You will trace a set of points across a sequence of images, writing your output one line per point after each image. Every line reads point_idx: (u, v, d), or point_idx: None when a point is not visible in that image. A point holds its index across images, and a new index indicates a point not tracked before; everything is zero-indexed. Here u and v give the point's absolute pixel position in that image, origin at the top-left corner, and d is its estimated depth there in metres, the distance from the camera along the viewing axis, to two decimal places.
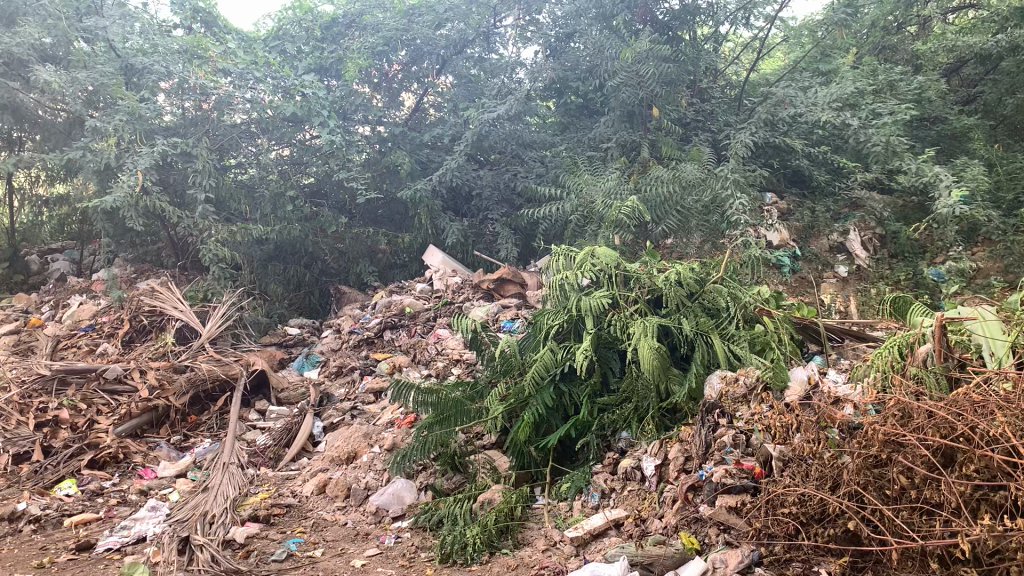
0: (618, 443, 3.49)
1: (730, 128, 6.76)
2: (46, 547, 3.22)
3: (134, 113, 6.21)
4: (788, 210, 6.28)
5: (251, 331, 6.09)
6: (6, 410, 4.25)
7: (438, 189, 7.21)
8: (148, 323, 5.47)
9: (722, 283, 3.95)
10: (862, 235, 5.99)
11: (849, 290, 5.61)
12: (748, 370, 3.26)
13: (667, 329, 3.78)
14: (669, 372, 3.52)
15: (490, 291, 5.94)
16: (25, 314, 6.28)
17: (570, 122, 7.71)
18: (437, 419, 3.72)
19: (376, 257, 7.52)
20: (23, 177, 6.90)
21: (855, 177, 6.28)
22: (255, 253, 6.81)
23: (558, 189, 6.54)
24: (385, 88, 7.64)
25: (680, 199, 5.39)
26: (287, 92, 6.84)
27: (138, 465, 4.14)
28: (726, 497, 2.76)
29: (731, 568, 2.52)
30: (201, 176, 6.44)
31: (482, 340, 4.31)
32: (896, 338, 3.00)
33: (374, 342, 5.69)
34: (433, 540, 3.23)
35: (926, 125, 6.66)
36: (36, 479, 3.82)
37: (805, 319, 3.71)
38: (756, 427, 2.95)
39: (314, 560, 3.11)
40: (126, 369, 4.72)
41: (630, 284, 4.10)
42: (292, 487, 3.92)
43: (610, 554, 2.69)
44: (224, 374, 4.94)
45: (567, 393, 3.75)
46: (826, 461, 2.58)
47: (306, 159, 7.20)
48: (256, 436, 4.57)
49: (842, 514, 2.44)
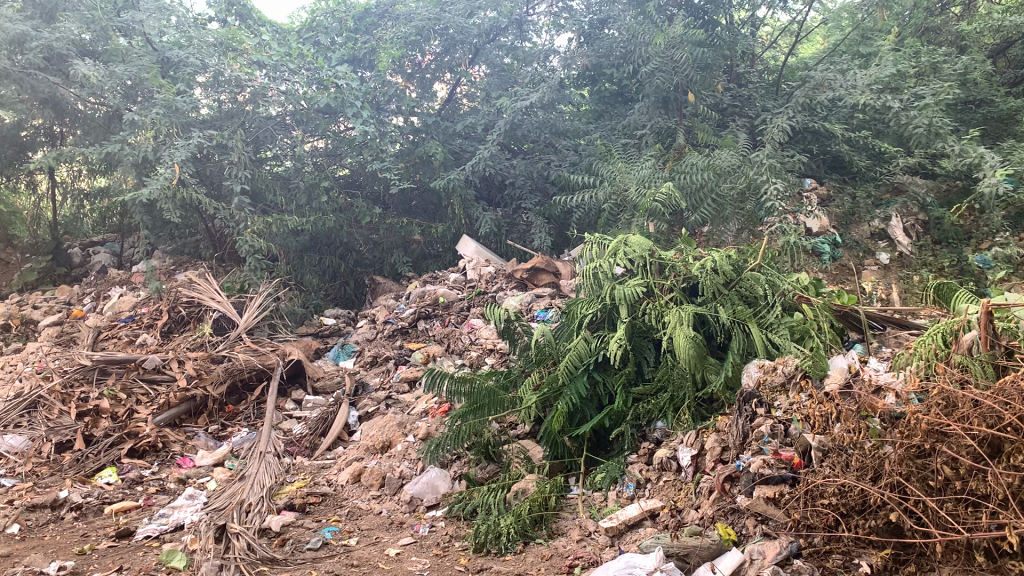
0: (654, 433, 3.45)
1: (767, 113, 6.61)
2: (88, 534, 3.28)
3: (170, 106, 6.27)
4: (827, 196, 6.20)
5: (288, 321, 6.15)
6: (49, 400, 4.33)
7: (472, 179, 7.19)
8: (186, 314, 5.54)
9: (760, 271, 3.86)
10: (904, 222, 5.85)
11: (891, 278, 5.48)
12: (787, 359, 3.19)
13: (704, 317, 3.73)
14: (705, 361, 3.46)
15: (524, 281, 5.91)
16: (68, 306, 6.40)
17: (605, 110, 7.65)
18: (471, 408, 3.71)
19: (410, 248, 7.53)
20: (65, 171, 7.02)
21: (897, 162, 6.16)
22: (291, 244, 6.87)
23: (592, 178, 6.47)
24: (418, 79, 7.61)
25: (715, 186, 5.35)
26: (322, 84, 6.87)
27: (177, 453, 4.19)
28: (764, 488, 2.70)
29: (770, 560, 2.48)
30: (238, 168, 6.50)
31: (515, 330, 4.30)
32: (940, 325, 2.91)
33: (409, 332, 5.71)
34: (467, 529, 3.23)
35: (971, 108, 6.46)
36: (78, 468, 3.89)
37: (845, 307, 3.62)
38: (795, 417, 2.88)
39: (350, 549, 3.13)
40: (164, 359, 4.78)
41: (665, 272, 4.04)
42: (328, 476, 3.94)
43: (645, 545, 2.66)
44: (261, 363, 4.99)
45: (601, 382, 3.70)
46: (867, 451, 2.53)
47: (341, 151, 7.20)
48: (293, 425, 4.61)
49: (885, 505, 2.40)
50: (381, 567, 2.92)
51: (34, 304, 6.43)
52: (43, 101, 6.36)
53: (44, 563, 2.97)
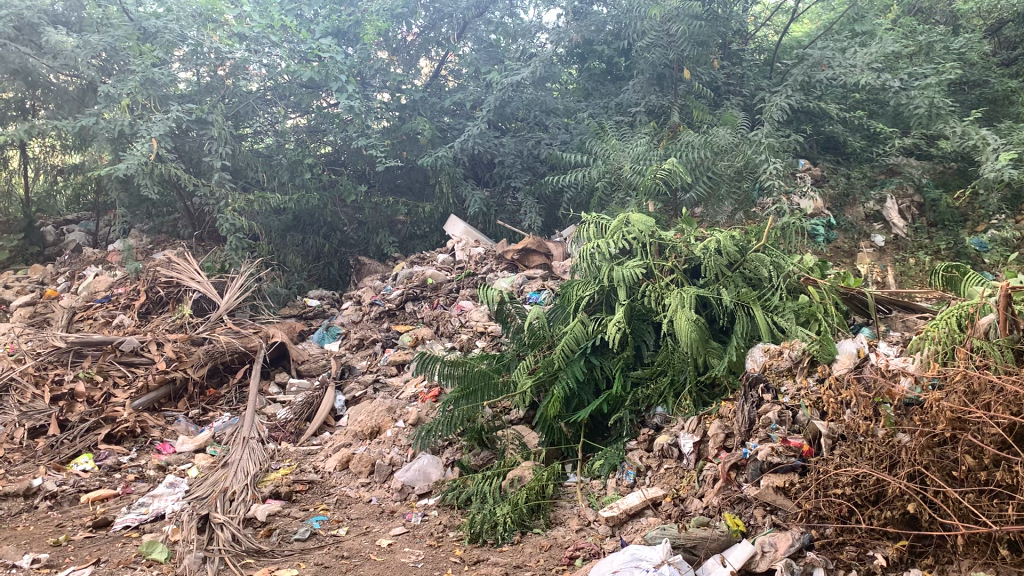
0: (653, 418, 3.33)
1: (763, 91, 6.53)
2: (63, 525, 3.13)
3: (148, 78, 6.07)
4: (822, 176, 6.13)
5: (270, 303, 5.98)
6: (22, 382, 4.15)
7: (460, 156, 7.03)
8: (165, 295, 5.35)
9: (764, 252, 3.77)
10: (900, 204, 5.76)
11: (886, 260, 5.39)
12: (793, 343, 3.08)
13: (706, 300, 3.63)
14: (708, 344, 3.36)
15: (515, 262, 5.77)
16: (42, 286, 6.18)
17: (594, 88, 7.45)
18: (463, 392, 3.58)
19: (395, 228, 7.37)
20: (38, 145, 6.79)
21: (892, 142, 6.06)
22: (273, 223, 6.70)
23: (584, 156, 6.33)
24: (402, 56, 7.43)
25: (711, 164, 5.19)
26: (305, 56, 6.61)
27: (156, 439, 4.03)
28: (773, 477, 2.59)
29: (782, 553, 2.37)
30: (218, 144, 6.30)
31: (507, 312, 4.16)
32: (953, 308, 2.80)
33: (396, 314, 5.56)
34: (461, 519, 3.11)
35: (966, 90, 6.35)
36: (52, 454, 3.73)
37: (852, 289, 3.50)
38: (803, 402, 2.79)
39: (339, 540, 3.00)
40: (143, 341, 4.59)
41: (665, 252, 3.92)
42: (314, 463, 3.80)
43: (650, 537, 2.54)
44: (243, 346, 4.83)
45: (598, 367, 3.58)
46: (880, 438, 2.44)
47: (324, 127, 6.99)
48: (277, 410, 4.47)
49: (902, 496, 2.30)
50: (373, 559, 2.79)
51: (6, 284, 6.21)
52: (13, 72, 6.08)
53: (17, 556, 2.83)
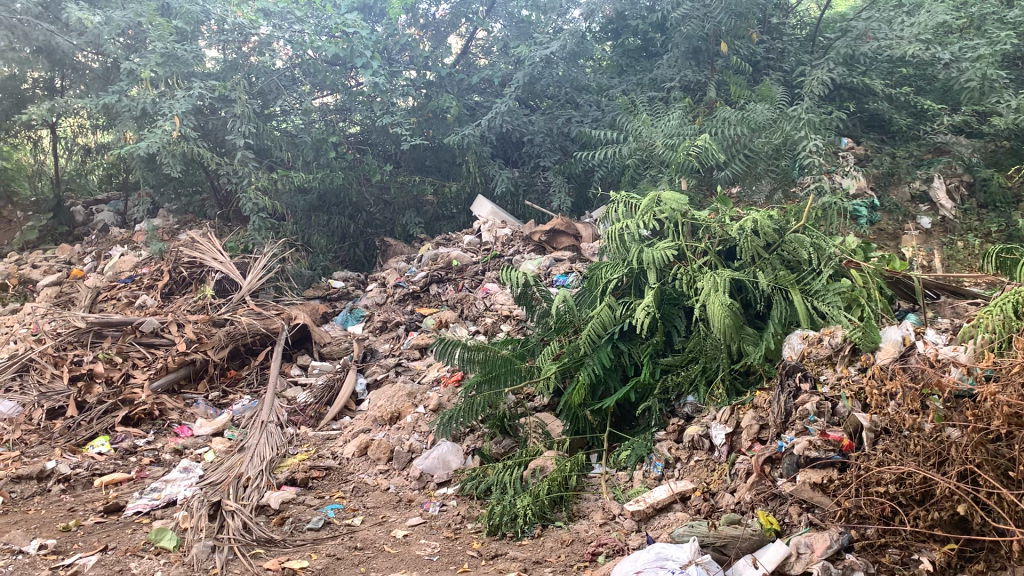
0: (683, 408, 3.17)
1: (805, 66, 6.30)
2: (74, 509, 3.06)
3: (170, 55, 5.99)
4: (865, 156, 5.88)
5: (294, 284, 5.91)
6: (41, 363, 4.12)
7: (487, 135, 6.86)
8: (188, 275, 5.30)
9: (804, 232, 3.56)
10: (948, 183, 5.51)
11: (933, 243, 5.15)
12: (834, 330, 2.91)
13: (741, 283, 3.43)
14: (743, 331, 3.18)
15: (542, 244, 5.61)
16: (69, 265, 6.17)
17: (628, 65, 7.19)
18: (486, 378, 3.43)
19: (423, 208, 7.25)
20: (68, 124, 6.80)
21: (941, 119, 5.79)
22: (299, 203, 6.62)
23: (617, 133, 6.15)
24: (432, 32, 7.23)
25: (749, 141, 5.07)
26: (330, 32, 6.50)
27: (175, 422, 3.97)
28: (809, 473, 2.42)
29: (818, 555, 2.20)
30: (241, 122, 6.20)
31: (532, 295, 3.99)
32: (1008, 293, 2.60)
33: (420, 296, 5.44)
34: (481, 509, 2.99)
35: (1021, 65, 5.88)
36: (68, 436, 3.67)
37: (897, 273, 3.29)
38: (843, 393, 2.62)
39: (353, 529, 2.88)
40: (163, 322, 4.53)
41: (699, 233, 3.73)
42: (333, 449, 3.70)
43: (677, 534, 2.39)
44: (265, 328, 4.74)
45: (626, 353, 3.42)
46: (927, 434, 2.25)
47: (351, 106, 6.89)
48: (297, 393, 4.38)
49: (951, 496, 2.12)
50: (387, 551, 2.67)
51: (33, 264, 6.20)
52: (38, 50, 6.15)
53: (24, 541, 2.75)
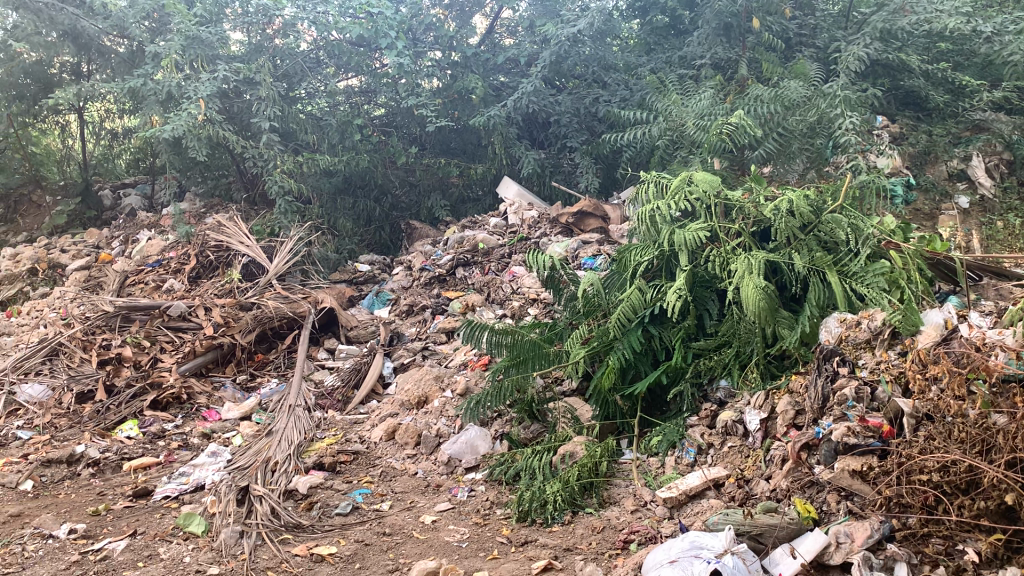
0: (716, 393, 3.10)
1: (840, 41, 6.16)
2: (103, 493, 3.06)
3: (193, 37, 5.94)
4: (901, 134, 5.74)
5: (320, 267, 5.89)
6: (70, 347, 4.14)
7: (514, 115, 6.77)
8: (215, 259, 5.30)
9: (841, 213, 3.46)
10: (987, 161, 5.36)
11: (971, 223, 5.02)
12: (873, 313, 2.83)
13: (776, 265, 3.36)
14: (778, 314, 3.09)
15: (569, 226, 5.53)
16: (97, 250, 6.19)
17: (656, 43, 7.10)
18: (513, 362, 3.42)
19: (448, 191, 7.19)
20: (95, 108, 6.83)
21: (980, 95, 5.63)
22: (324, 186, 6.59)
23: (645, 113, 6.04)
24: (456, 11, 7.15)
25: (782, 119, 4.93)
26: (354, 13, 6.46)
27: (202, 406, 3.97)
28: (849, 460, 2.34)
29: (859, 544, 2.12)
30: (266, 104, 6.18)
31: (560, 278, 3.93)
32: None
33: (446, 280, 5.40)
34: (510, 495, 2.95)
35: None
36: (98, 420, 3.68)
37: (938, 253, 3.19)
38: (883, 378, 2.54)
39: (382, 515, 2.86)
40: (190, 306, 4.52)
41: (732, 214, 3.64)
42: (360, 433, 3.67)
43: (712, 522, 2.34)
44: (292, 311, 4.73)
45: (656, 337, 3.36)
46: (972, 420, 2.17)
47: (376, 88, 6.84)
48: (324, 376, 4.37)
49: (998, 485, 2.04)
50: (415, 537, 2.64)
51: (62, 248, 6.22)
52: (64, 34, 6.17)
53: (54, 525, 2.75)
